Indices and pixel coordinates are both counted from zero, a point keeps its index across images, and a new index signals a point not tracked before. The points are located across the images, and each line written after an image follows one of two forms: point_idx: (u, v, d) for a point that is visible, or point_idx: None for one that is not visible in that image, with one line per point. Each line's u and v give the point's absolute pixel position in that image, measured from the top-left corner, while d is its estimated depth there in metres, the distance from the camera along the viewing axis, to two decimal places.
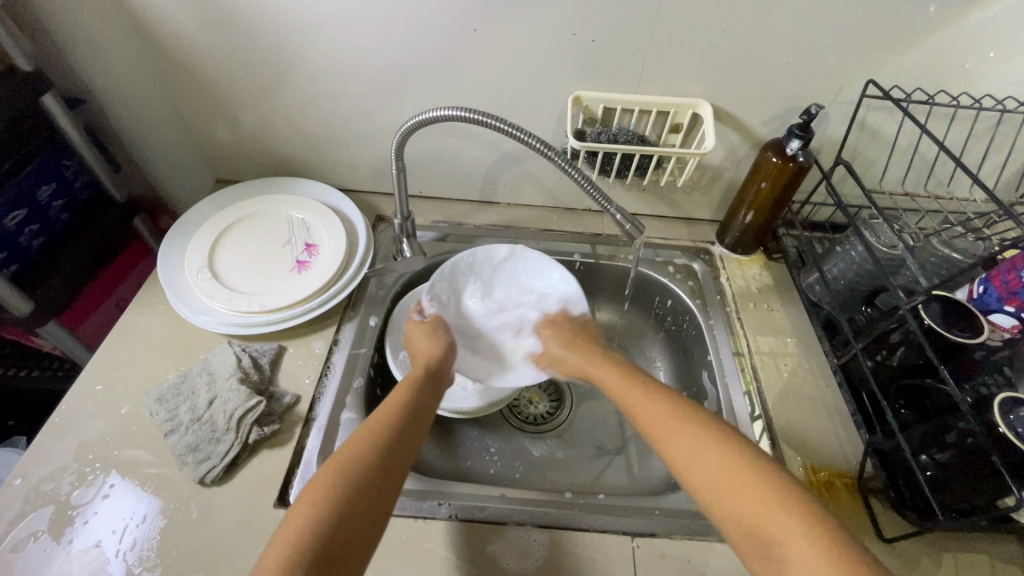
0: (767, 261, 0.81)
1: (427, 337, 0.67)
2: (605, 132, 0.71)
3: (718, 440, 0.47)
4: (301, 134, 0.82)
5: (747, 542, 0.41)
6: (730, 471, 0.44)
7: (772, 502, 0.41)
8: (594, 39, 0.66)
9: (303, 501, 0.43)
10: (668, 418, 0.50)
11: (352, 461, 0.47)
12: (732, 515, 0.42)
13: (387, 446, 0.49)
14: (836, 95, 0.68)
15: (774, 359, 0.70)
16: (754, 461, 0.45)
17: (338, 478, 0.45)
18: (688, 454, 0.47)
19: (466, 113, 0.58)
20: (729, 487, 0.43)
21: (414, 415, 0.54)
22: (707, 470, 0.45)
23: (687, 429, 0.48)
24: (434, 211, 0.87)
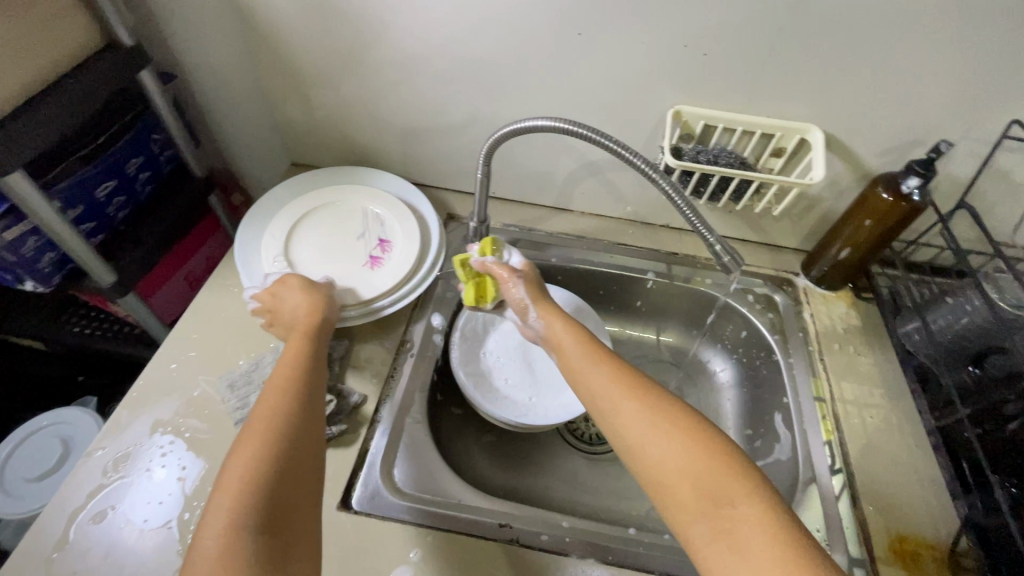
0: (855, 300, 0.76)
1: (292, 292, 0.61)
2: (703, 151, 0.67)
3: (677, 420, 0.46)
4: (381, 124, 0.81)
5: (709, 532, 0.40)
6: (688, 455, 0.43)
7: (732, 484, 0.41)
8: (706, 52, 0.61)
9: (230, 477, 0.43)
10: (624, 395, 0.49)
11: (264, 430, 0.46)
12: (683, 489, 0.42)
13: (293, 404, 0.49)
14: (967, 131, 0.62)
15: (859, 408, 0.66)
16: (709, 440, 0.44)
17: (262, 449, 0.44)
18: (649, 441, 0.45)
19: (570, 126, 0.55)
20: (690, 467, 0.43)
21: (310, 371, 0.53)
22: (662, 452, 0.44)
23: (642, 406, 0.47)
24: (505, 213, 0.85)
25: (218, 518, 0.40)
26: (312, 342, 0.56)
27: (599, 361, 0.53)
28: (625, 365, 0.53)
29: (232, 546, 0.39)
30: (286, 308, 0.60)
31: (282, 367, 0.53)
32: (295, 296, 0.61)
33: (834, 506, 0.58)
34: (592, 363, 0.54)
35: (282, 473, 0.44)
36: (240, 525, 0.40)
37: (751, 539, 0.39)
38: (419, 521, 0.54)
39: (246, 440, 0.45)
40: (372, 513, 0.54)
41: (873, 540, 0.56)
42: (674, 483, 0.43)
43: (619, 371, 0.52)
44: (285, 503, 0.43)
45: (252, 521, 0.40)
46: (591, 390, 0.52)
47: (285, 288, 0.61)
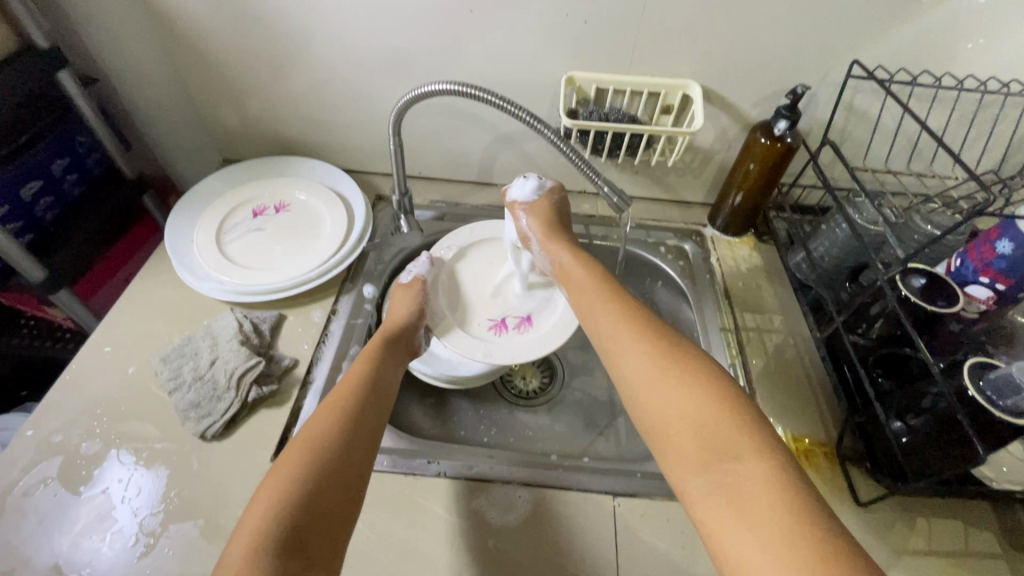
0: (756, 243, 0.83)
1: (403, 300, 0.68)
2: (596, 111, 0.73)
3: (694, 379, 0.47)
4: (304, 115, 0.85)
5: (709, 484, 0.41)
6: (697, 409, 0.45)
7: (737, 437, 0.43)
8: (587, 20, 0.67)
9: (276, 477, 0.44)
10: (638, 354, 0.51)
11: (318, 440, 0.47)
12: (682, 438, 0.44)
13: (351, 422, 0.50)
14: (822, 77, 0.70)
15: (760, 334, 0.72)
16: (723, 399, 0.45)
17: (301, 461, 0.45)
18: (654, 393, 0.48)
19: (460, 88, 0.60)
20: (696, 419, 0.45)
21: (378, 392, 0.54)
22: (675, 407, 0.46)
23: (648, 356, 0.51)
24: (432, 191, 0.90)
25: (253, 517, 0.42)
26: (382, 365, 0.58)
27: (615, 317, 0.56)
28: (642, 321, 0.54)
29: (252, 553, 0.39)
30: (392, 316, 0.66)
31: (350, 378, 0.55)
32: (404, 313, 0.66)
33: None
34: (609, 320, 0.56)
35: (317, 487, 0.44)
36: (265, 542, 0.40)
37: (750, 487, 0.39)
38: None
39: (296, 450, 0.46)
40: None
41: None
42: (679, 436, 0.45)
43: (637, 331, 0.53)
44: (315, 514, 0.42)
45: (280, 533, 0.40)
46: (609, 343, 0.55)
47: (403, 297, 0.68)
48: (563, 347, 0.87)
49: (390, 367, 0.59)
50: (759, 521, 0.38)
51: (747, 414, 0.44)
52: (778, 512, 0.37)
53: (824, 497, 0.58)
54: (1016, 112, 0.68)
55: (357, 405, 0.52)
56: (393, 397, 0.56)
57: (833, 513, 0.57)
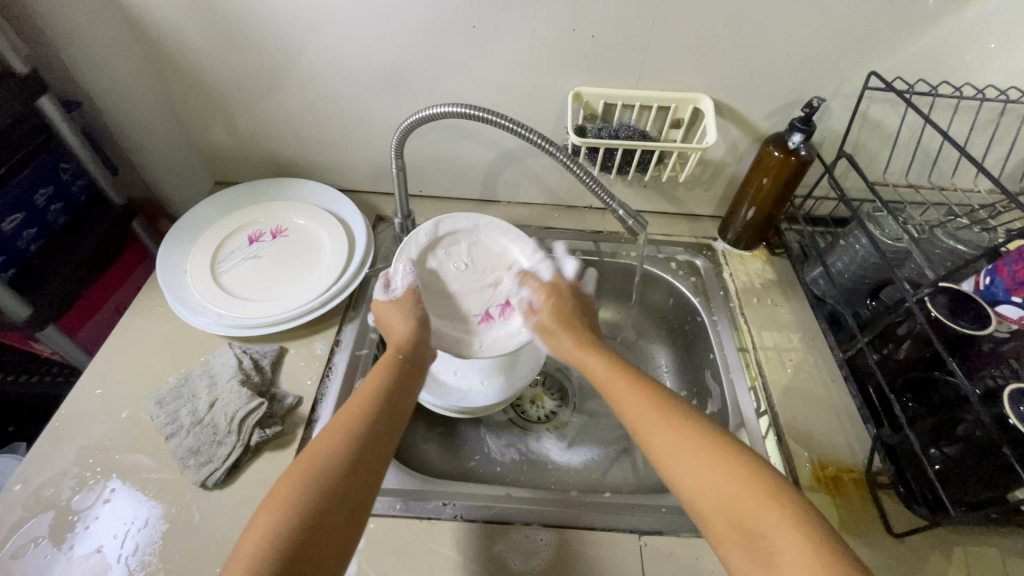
0: (769, 256, 0.81)
1: (396, 313, 0.60)
2: (605, 128, 0.70)
3: (717, 451, 0.44)
4: (300, 135, 0.82)
5: (748, 562, 0.39)
6: (726, 485, 0.42)
7: (768, 513, 0.40)
8: (594, 34, 0.65)
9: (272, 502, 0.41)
10: (656, 422, 0.48)
11: (321, 462, 0.44)
12: (720, 525, 0.41)
13: (354, 442, 0.46)
14: (837, 88, 0.68)
15: (779, 354, 0.70)
16: (752, 475, 0.42)
17: (300, 485, 0.42)
18: (687, 473, 0.44)
19: (467, 110, 0.57)
20: (726, 496, 0.41)
21: (384, 409, 0.50)
22: (699, 482, 0.43)
23: (679, 434, 0.46)
24: (434, 210, 0.87)
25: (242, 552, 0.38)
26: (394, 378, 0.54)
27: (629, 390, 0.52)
28: (663, 400, 0.50)
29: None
30: (390, 324, 0.60)
31: (359, 395, 0.51)
32: (404, 321, 0.59)
33: (762, 445, 0.62)
34: (628, 404, 0.51)
35: (320, 518, 0.41)
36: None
37: (789, 569, 0.36)
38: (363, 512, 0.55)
39: (292, 472, 0.43)
40: None
41: (798, 470, 0.59)
42: (710, 513, 0.42)
43: (662, 412, 0.48)
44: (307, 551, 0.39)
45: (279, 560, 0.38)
46: (630, 418, 0.50)
47: (392, 310, 0.60)
48: (573, 368, 0.85)
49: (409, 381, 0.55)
50: None
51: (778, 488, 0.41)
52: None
53: (856, 528, 0.55)
54: None
55: (367, 424, 0.48)
56: (405, 409, 0.52)
57: (867, 545, 0.54)
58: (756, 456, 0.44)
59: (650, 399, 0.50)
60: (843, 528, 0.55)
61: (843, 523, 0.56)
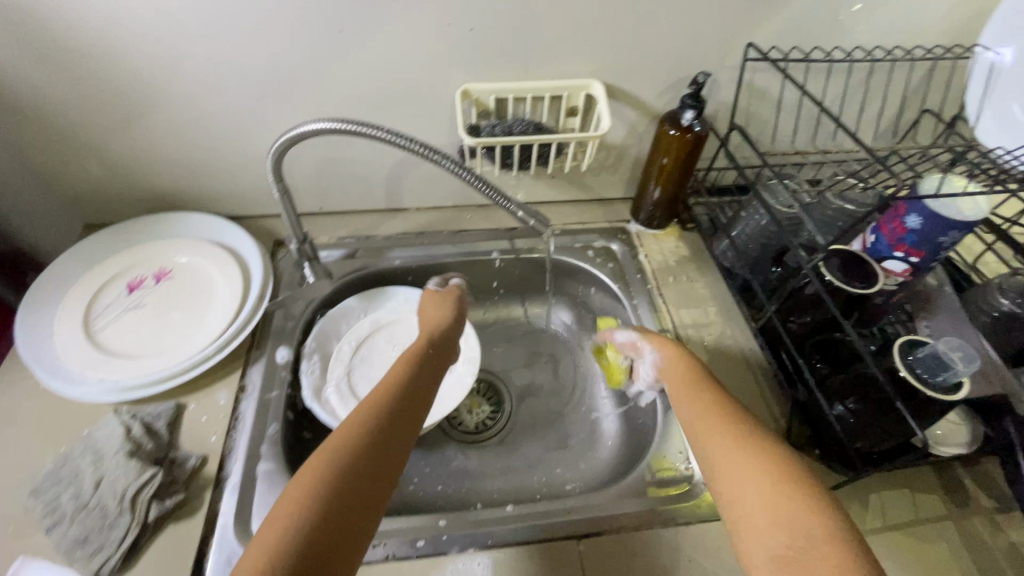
0: (681, 232, 0.82)
1: (434, 305, 0.66)
2: (499, 124, 0.68)
3: (770, 461, 0.44)
4: (173, 163, 0.74)
5: (773, 550, 0.39)
6: (769, 487, 0.42)
7: (804, 516, 0.40)
8: (471, 28, 0.62)
9: (308, 469, 0.42)
10: (716, 431, 0.48)
11: (342, 447, 0.44)
12: (753, 520, 0.41)
13: (389, 419, 0.48)
14: (720, 61, 0.68)
15: (698, 331, 0.71)
16: (802, 480, 0.42)
17: (321, 471, 0.42)
18: (734, 473, 0.45)
19: (339, 124, 0.52)
20: (768, 500, 0.42)
21: (414, 390, 0.52)
22: (742, 480, 0.44)
23: (733, 437, 0.47)
24: (338, 226, 0.81)
25: (280, 517, 0.39)
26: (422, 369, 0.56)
27: (699, 391, 0.54)
28: (726, 406, 0.51)
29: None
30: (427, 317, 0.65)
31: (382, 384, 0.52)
32: (439, 314, 0.65)
33: None
34: (690, 409, 0.53)
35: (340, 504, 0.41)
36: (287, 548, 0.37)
37: (817, 569, 0.37)
38: None
39: (330, 441, 0.44)
40: None
41: None
42: (746, 511, 0.42)
43: (723, 414, 0.50)
44: (330, 533, 0.39)
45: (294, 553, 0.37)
46: (688, 419, 0.52)
47: (427, 304, 0.67)
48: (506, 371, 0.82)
49: (435, 373, 0.57)
50: None
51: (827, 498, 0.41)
52: None
53: None
54: (904, 76, 0.71)
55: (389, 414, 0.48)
56: (428, 403, 0.54)
57: None
58: (806, 466, 0.44)
59: (717, 404, 0.51)
60: None
61: None
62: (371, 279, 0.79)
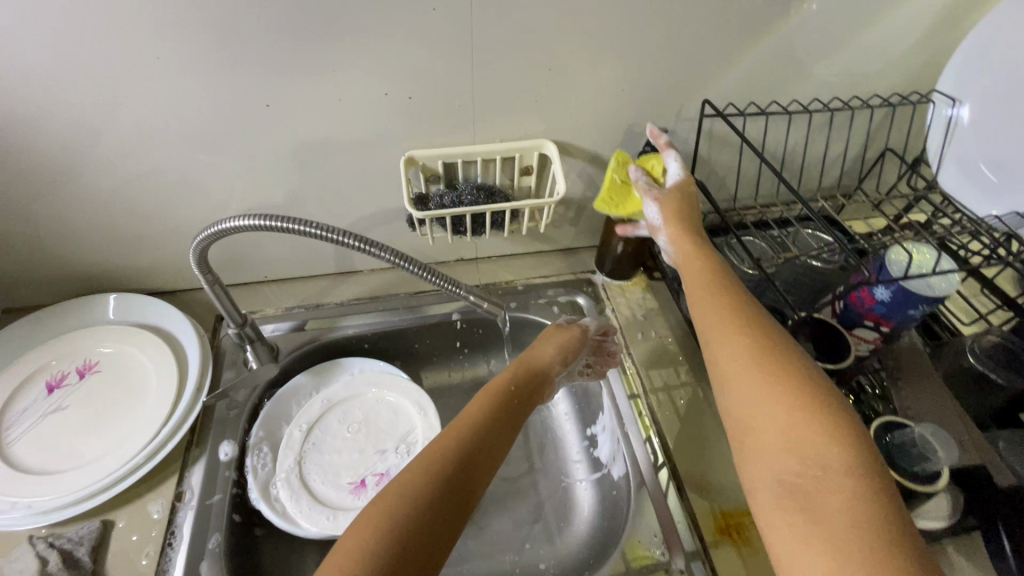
0: (648, 282, 0.79)
1: (555, 337, 0.65)
2: (448, 192, 0.63)
3: (790, 381, 0.42)
4: (94, 243, 0.67)
5: (784, 475, 0.38)
6: (786, 410, 0.40)
7: (823, 446, 0.38)
8: (411, 96, 0.58)
9: (374, 509, 0.43)
10: (729, 338, 0.46)
11: (412, 489, 0.44)
12: (765, 443, 0.40)
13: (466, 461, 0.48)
14: (677, 115, 0.65)
15: (669, 393, 0.68)
16: (826, 406, 0.40)
17: (383, 525, 0.41)
18: (746, 394, 0.43)
19: (262, 222, 0.48)
20: (784, 423, 0.40)
21: (493, 432, 0.52)
22: (759, 404, 0.42)
23: (749, 351, 0.44)
24: (286, 295, 0.76)
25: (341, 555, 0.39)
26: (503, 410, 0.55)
27: (712, 293, 0.50)
28: (745, 311, 0.48)
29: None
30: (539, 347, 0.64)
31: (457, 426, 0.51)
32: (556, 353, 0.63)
33: (664, 503, 0.59)
34: (707, 307, 0.49)
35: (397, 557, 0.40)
36: None
37: (827, 502, 0.36)
38: None
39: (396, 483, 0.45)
40: None
41: (701, 525, 0.57)
42: (760, 434, 0.41)
43: (739, 322, 0.47)
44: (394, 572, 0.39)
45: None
46: (703, 323, 0.49)
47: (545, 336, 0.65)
48: None
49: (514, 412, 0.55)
50: (829, 541, 0.34)
51: (850, 428, 0.39)
52: (860, 549, 0.33)
53: None
54: (863, 121, 0.69)
55: (463, 463, 0.47)
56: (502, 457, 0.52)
57: None
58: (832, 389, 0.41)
59: (734, 310, 0.48)
60: None
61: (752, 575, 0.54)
62: (324, 351, 0.74)
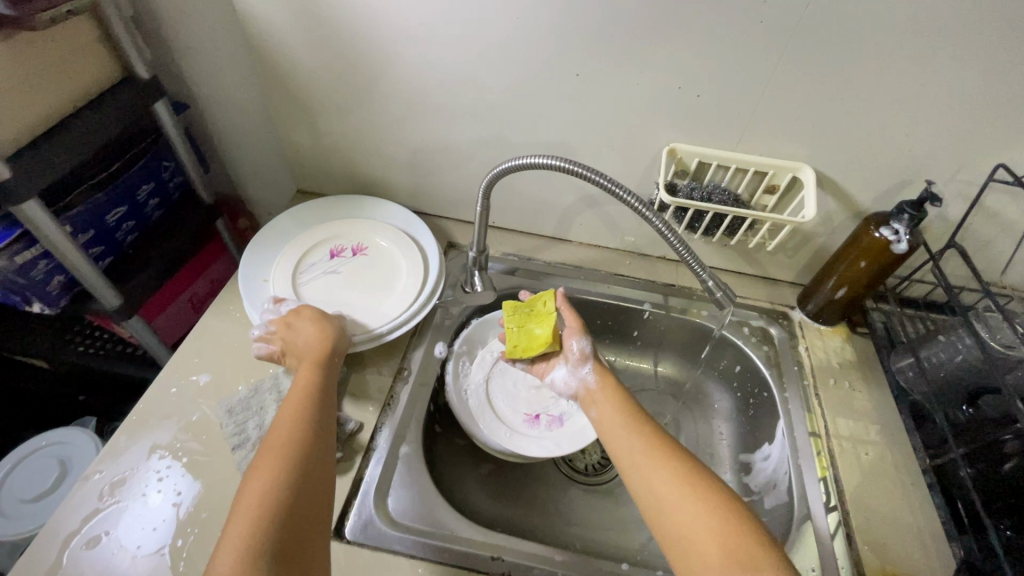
0: (850, 334, 0.77)
1: (309, 325, 0.62)
2: (697, 188, 0.68)
3: (715, 509, 0.46)
4: (384, 157, 0.83)
5: None
6: (715, 531, 0.45)
7: (752, 562, 0.43)
8: (699, 94, 0.63)
9: (253, 489, 0.45)
10: (658, 468, 0.50)
11: (272, 470, 0.46)
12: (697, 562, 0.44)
13: (296, 440, 0.49)
14: (955, 173, 0.63)
15: (854, 445, 0.66)
16: (739, 530, 0.45)
17: (284, 462, 0.47)
18: (677, 510, 0.47)
19: (567, 164, 0.57)
20: (709, 547, 0.44)
21: (308, 407, 0.53)
22: (693, 526, 0.46)
23: (675, 475, 0.49)
24: (504, 242, 0.87)
25: (240, 529, 0.42)
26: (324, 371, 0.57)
27: (637, 427, 0.55)
28: (670, 446, 0.53)
29: (249, 558, 0.41)
30: (296, 342, 0.61)
31: (298, 387, 0.55)
32: (310, 338, 0.61)
33: (830, 545, 0.58)
34: (626, 441, 0.54)
35: (300, 493, 0.46)
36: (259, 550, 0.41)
37: None
38: (414, 553, 0.54)
39: (271, 452, 0.48)
40: (365, 543, 0.54)
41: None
42: (691, 552, 0.45)
43: (664, 455, 0.51)
44: (298, 538, 0.44)
45: (270, 536, 0.42)
46: (624, 450, 0.54)
47: (299, 321, 0.63)
48: None
49: (327, 391, 0.56)
50: None
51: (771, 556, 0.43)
52: None
53: None
54: None
55: (309, 415, 0.52)
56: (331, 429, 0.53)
57: None
58: (747, 512, 0.47)
59: (664, 445, 0.53)
60: None
61: None
62: None
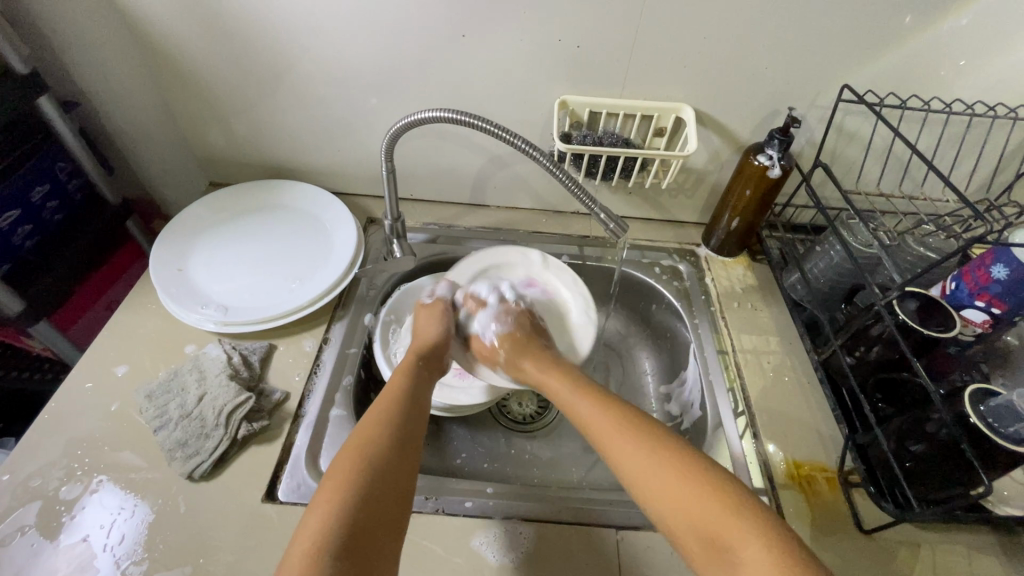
0: (751, 262, 0.83)
1: (433, 319, 0.67)
2: (590, 135, 0.73)
3: (667, 456, 0.46)
4: (292, 139, 0.83)
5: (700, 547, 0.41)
6: (670, 485, 0.44)
7: (714, 509, 0.42)
8: (580, 45, 0.68)
9: (332, 480, 0.44)
10: (608, 430, 0.50)
11: (354, 456, 0.46)
12: (673, 520, 0.43)
13: (389, 428, 0.49)
14: (813, 99, 0.70)
15: (757, 357, 0.72)
16: (695, 474, 0.44)
17: (364, 454, 0.46)
18: (637, 474, 0.46)
19: (456, 116, 0.59)
20: (675, 500, 0.43)
21: (406, 399, 0.53)
22: (654, 484, 0.45)
23: (624, 439, 0.48)
24: (424, 213, 0.88)
25: (317, 516, 0.41)
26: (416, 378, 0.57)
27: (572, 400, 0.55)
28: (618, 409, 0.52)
29: (322, 544, 0.39)
30: (423, 332, 0.65)
31: (388, 391, 0.54)
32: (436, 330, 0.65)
33: (738, 445, 0.63)
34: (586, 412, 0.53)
35: (376, 493, 0.43)
36: (330, 533, 0.40)
37: (741, 559, 0.39)
38: None
39: (353, 443, 0.47)
40: (298, 501, 0.56)
41: (773, 469, 0.61)
42: (665, 512, 0.44)
43: (612, 422, 0.50)
44: (375, 524, 0.42)
45: (345, 525, 0.41)
46: (585, 425, 0.52)
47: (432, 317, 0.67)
48: None
49: (424, 387, 0.56)
50: None
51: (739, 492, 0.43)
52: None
53: (828, 524, 0.57)
54: (1001, 135, 0.70)
55: (402, 416, 0.51)
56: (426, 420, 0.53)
57: (838, 542, 0.56)
58: (689, 447, 0.47)
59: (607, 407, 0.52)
60: (815, 525, 0.57)
61: (817, 522, 0.57)
62: (447, 265, 0.85)
